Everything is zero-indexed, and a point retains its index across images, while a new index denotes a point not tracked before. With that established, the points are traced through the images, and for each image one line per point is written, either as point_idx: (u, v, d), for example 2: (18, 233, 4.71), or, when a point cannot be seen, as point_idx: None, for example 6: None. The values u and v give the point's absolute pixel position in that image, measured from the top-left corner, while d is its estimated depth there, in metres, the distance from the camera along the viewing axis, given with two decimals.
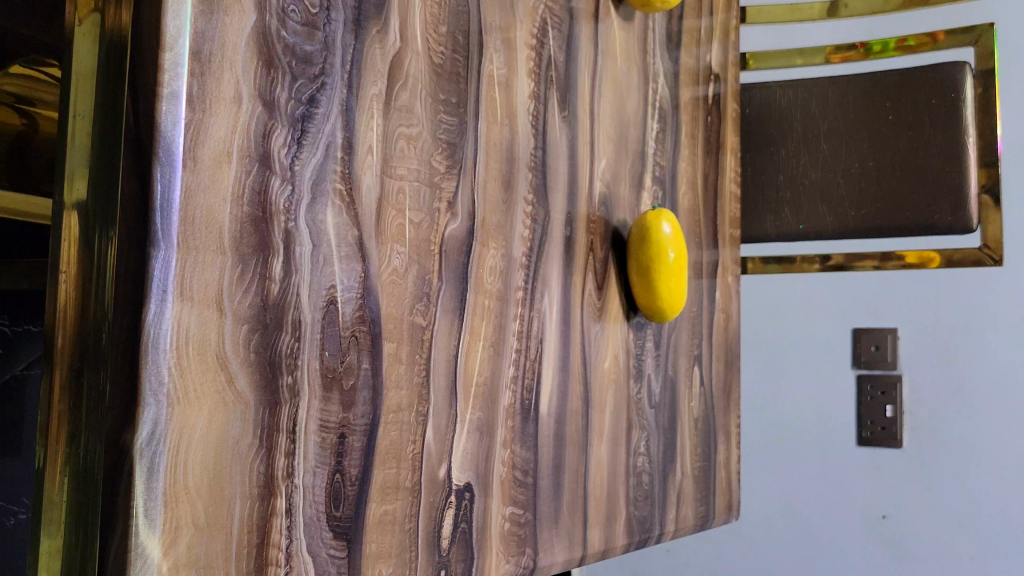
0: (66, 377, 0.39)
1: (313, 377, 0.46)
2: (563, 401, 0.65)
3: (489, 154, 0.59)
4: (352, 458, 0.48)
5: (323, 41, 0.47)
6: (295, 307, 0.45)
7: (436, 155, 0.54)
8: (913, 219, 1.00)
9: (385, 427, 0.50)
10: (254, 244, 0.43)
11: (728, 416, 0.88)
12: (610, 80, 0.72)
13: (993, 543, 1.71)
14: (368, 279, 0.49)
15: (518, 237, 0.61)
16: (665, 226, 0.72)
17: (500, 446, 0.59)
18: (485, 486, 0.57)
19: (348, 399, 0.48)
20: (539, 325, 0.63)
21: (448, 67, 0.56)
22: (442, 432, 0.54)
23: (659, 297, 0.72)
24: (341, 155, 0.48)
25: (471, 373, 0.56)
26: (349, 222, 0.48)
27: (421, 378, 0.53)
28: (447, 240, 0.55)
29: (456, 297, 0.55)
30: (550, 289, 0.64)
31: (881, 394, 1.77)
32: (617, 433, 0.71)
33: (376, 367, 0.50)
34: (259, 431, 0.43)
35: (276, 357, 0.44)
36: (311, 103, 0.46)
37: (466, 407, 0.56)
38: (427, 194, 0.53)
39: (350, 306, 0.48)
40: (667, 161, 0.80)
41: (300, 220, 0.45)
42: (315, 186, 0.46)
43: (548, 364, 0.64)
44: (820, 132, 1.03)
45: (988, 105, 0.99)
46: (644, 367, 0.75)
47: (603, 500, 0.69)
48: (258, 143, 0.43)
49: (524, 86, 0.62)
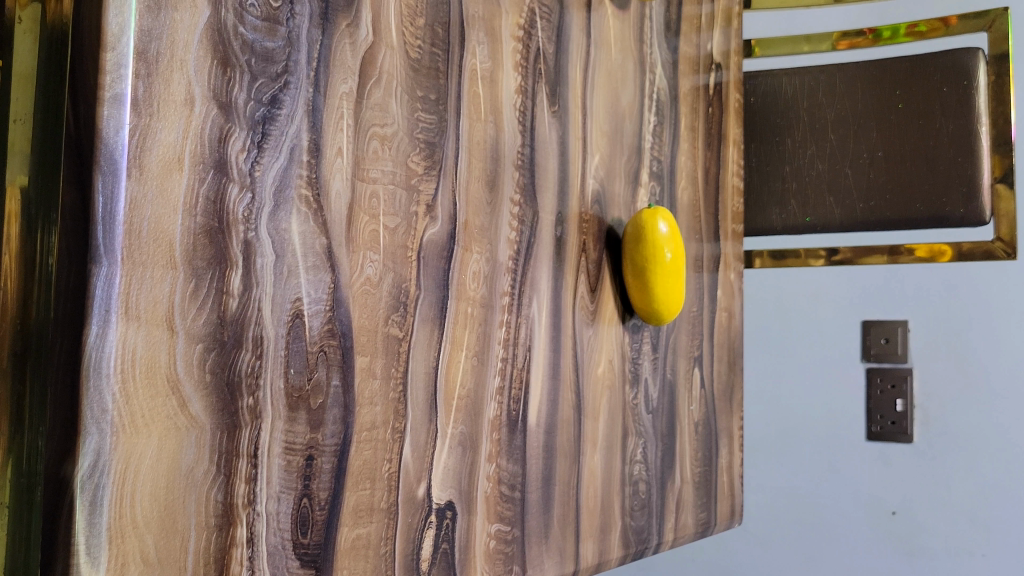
0: (11, 384, 0.37)
1: (277, 397, 0.43)
2: (553, 410, 0.62)
3: (472, 153, 0.55)
4: (321, 480, 0.45)
5: (286, 37, 0.44)
6: (255, 323, 0.42)
7: (414, 155, 0.51)
8: (923, 211, 0.97)
9: (358, 447, 0.47)
10: (209, 256, 0.40)
11: (731, 419, 0.85)
12: (604, 72, 0.69)
13: (1008, 541, 1.64)
14: (338, 291, 0.46)
15: (504, 239, 0.58)
16: (661, 225, 0.68)
17: (484, 460, 0.56)
18: (468, 503, 0.54)
19: (316, 418, 0.45)
20: (527, 331, 0.60)
21: (426, 62, 0.52)
22: (422, 450, 0.51)
23: (655, 299, 0.69)
24: (307, 158, 0.45)
25: (453, 385, 0.53)
26: (317, 230, 0.45)
27: (397, 393, 0.50)
28: (426, 245, 0.52)
29: (436, 305, 0.52)
30: (538, 293, 0.61)
31: (891, 388, 1.72)
32: (612, 441, 0.68)
33: (347, 383, 0.47)
34: (216, 457, 0.40)
35: (234, 378, 0.41)
36: (273, 103, 0.43)
37: (447, 422, 0.53)
38: (404, 197, 0.50)
39: (318, 319, 0.45)
40: (666, 154, 0.77)
41: (261, 230, 0.42)
42: (278, 192, 0.43)
43: (536, 372, 0.61)
44: (827, 122, 1.00)
45: (1002, 92, 0.96)
46: (641, 371, 0.72)
47: (597, 512, 0.66)
48: (213, 148, 0.40)
49: (510, 80, 0.59)
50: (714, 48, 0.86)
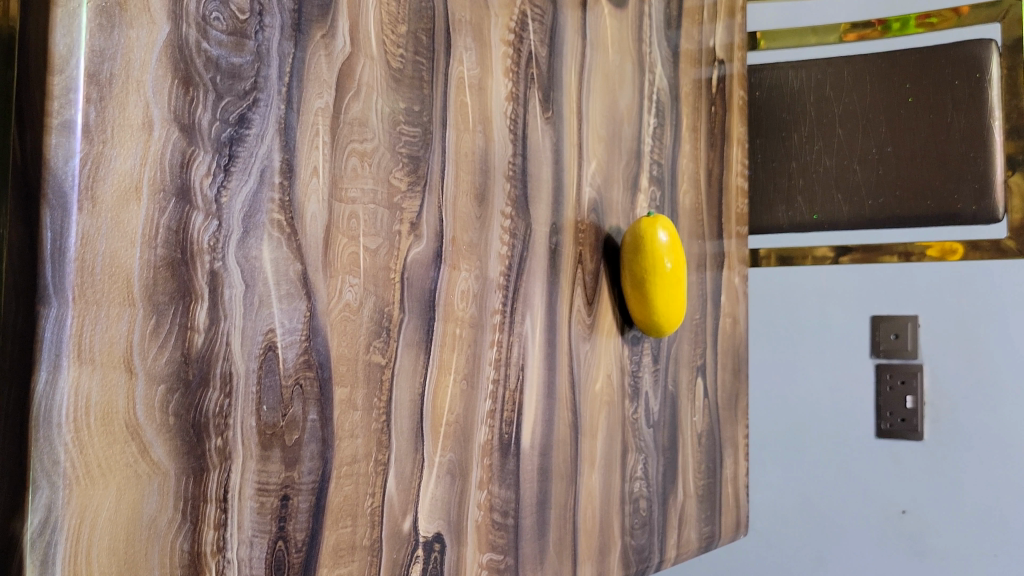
0: None
1: (248, 436, 0.41)
2: (548, 431, 0.59)
3: (459, 166, 0.53)
4: (297, 521, 0.43)
5: (254, 52, 0.41)
6: (224, 358, 0.40)
7: (396, 171, 0.48)
8: (934, 209, 0.94)
9: (338, 483, 0.45)
10: (172, 290, 0.38)
11: (736, 427, 0.83)
12: (600, 75, 0.66)
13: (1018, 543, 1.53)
14: (315, 319, 0.44)
15: (494, 254, 0.55)
16: (661, 234, 0.65)
17: (475, 488, 0.53)
18: (457, 534, 0.52)
19: (291, 455, 0.42)
20: (519, 350, 0.57)
21: (409, 72, 0.50)
22: (407, 481, 0.49)
23: (655, 312, 0.66)
24: (280, 180, 0.42)
25: (440, 412, 0.51)
26: (291, 255, 0.43)
27: (380, 424, 0.47)
28: (410, 266, 0.49)
29: (422, 328, 0.50)
30: (532, 309, 0.58)
31: (901, 384, 1.63)
32: (611, 459, 0.66)
33: (325, 417, 0.44)
34: (181, 503, 0.38)
35: (200, 419, 0.39)
36: (242, 122, 0.40)
37: (434, 450, 0.50)
38: (386, 216, 0.48)
39: (293, 351, 0.43)
40: (666, 156, 0.74)
41: (229, 259, 0.40)
42: (247, 218, 0.41)
43: (530, 393, 0.58)
44: (835, 117, 0.98)
45: (1016, 85, 0.93)
46: (641, 385, 0.70)
47: (595, 533, 0.64)
48: (174, 174, 0.38)
49: (500, 87, 0.56)
50: (716, 44, 0.83)
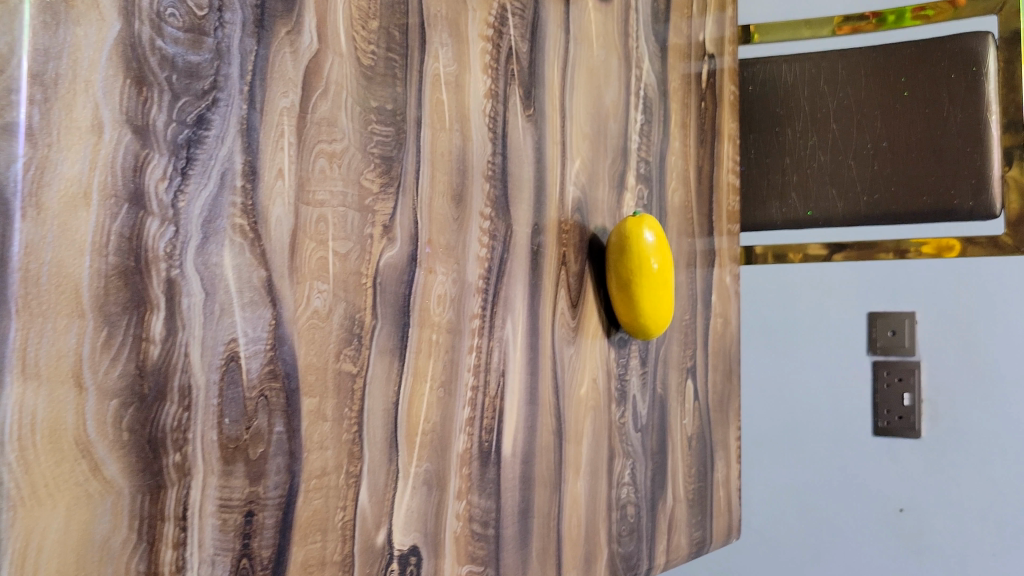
0: None
1: (208, 450, 0.39)
2: (530, 438, 0.58)
3: (435, 166, 0.51)
4: (263, 537, 0.41)
5: (213, 49, 0.39)
6: (182, 370, 0.38)
7: (368, 172, 0.47)
8: (930, 205, 0.97)
9: (306, 496, 0.43)
10: (124, 300, 0.36)
11: (727, 430, 0.82)
12: (584, 70, 0.64)
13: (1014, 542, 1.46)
14: (280, 327, 0.42)
15: (473, 257, 0.54)
16: (648, 234, 0.63)
17: (453, 498, 0.52)
18: (435, 546, 0.50)
19: (255, 470, 0.41)
20: (500, 355, 0.56)
21: (382, 69, 0.48)
22: (380, 493, 0.47)
23: (641, 314, 0.64)
24: (242, 183, 0.40)
25: (416, 420, 0.49)
26: (255, 262, 0.41)
27: (352, 434, 0.45)
28: (383, 270, 0.48)
29: (396, 335, 0.48)
30: (513, 312, 0.57)
31: (898, 381, 1.55)
32: (597, 465, 0.64)
33: (293, 429, 0.43)
34: (136, 522, 0.36)
35: (157, 434, 0.37)
36: (200, 123, 0.39)
37: (409, 460, 0.49)
38: (356, 219, 0.46)
39: (257, 361, 0.41)
40: (654, 153, 0.72)
41: (187, 266, 0.38)
42: (207, 224, 0.39)
43: (511, 400, 0.56)
44: (829, 111, 1.00)
45: (1015, 78, 0.94)
46: (628, 388, 0.68)
47: (581, 542, 0.62)
48: (127, 178, 0.36)
49: (478, 84, 0.54)
50: (706, 39, 0.81)
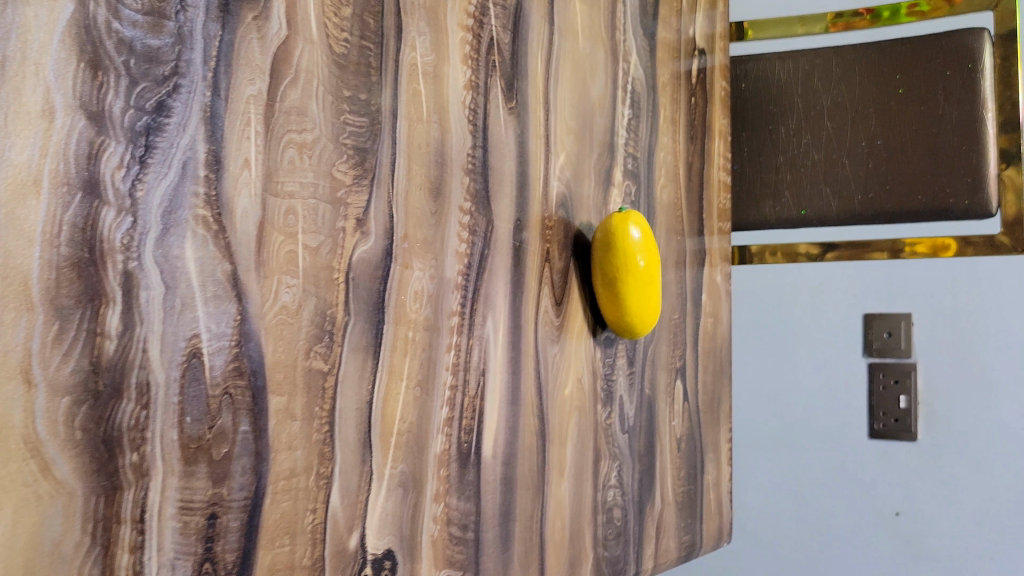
0: None
1: (168, 450, 0.37)
2: (512, 440, 0.56)
3: (411, 158, 0.50)
4: (227, 541, 0.39)
5: (174, 34, 0.38)
6: (140, 367, 0.36)
7: (340, 163, 0.45)
8: (925, 204, 0.97)
9: (274, 499, 0.42)
10: (76, 293, 0.34)
11: (717, 432, 0.80)
12: (569, 63, 0.63)
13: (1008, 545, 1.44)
14: (246, 323, 0.41)
15: (452, 253, 0.52)
16: (633, 230, 0.62)
17: (430, 501, 0.50)
18: (411, 550, 0.49)
19: (219, 471, 0.39)
20: (480, 354, 0.54)
21: (355, 58, 0.46)
22: (353, 496, 0.45)
23: (628, 313, 0.63)
24: (205, 173, 0.39)
25: (390, 420, 0.48)
26: (219, 255, 0.39)
27: (322, 434, 0.44)
28: (356, 265, 0.46)
29: (369, 332, 0.47)
30: (494, 310, 0.55)
31: (894, 384, 1.52)
32: (582, 467, 0.63)
33: (259, 429, 0.41)
34: (90, 525, 0.34)
35: (113, 433, 0.35)
36: (160, 110, 0.37)
37: (384, 461, 0.47)
38: (328, 212, 0.45)
39: (221, 357, 0.39)
40: (642, 148, 0.71)
41: (145, 258, 0.37)
42: (167, 215, 0.37)
43: (492, 400, 0.55)
44: (822, 109, 1.01)
45: (1010, 75, 0.96)
46: (615, 388, 0.67)
47: (565, 545, 0.61)
48: (80, 166, 0.34)
49: (458, 75, 0.53)
50: (697, 35, 0.80)
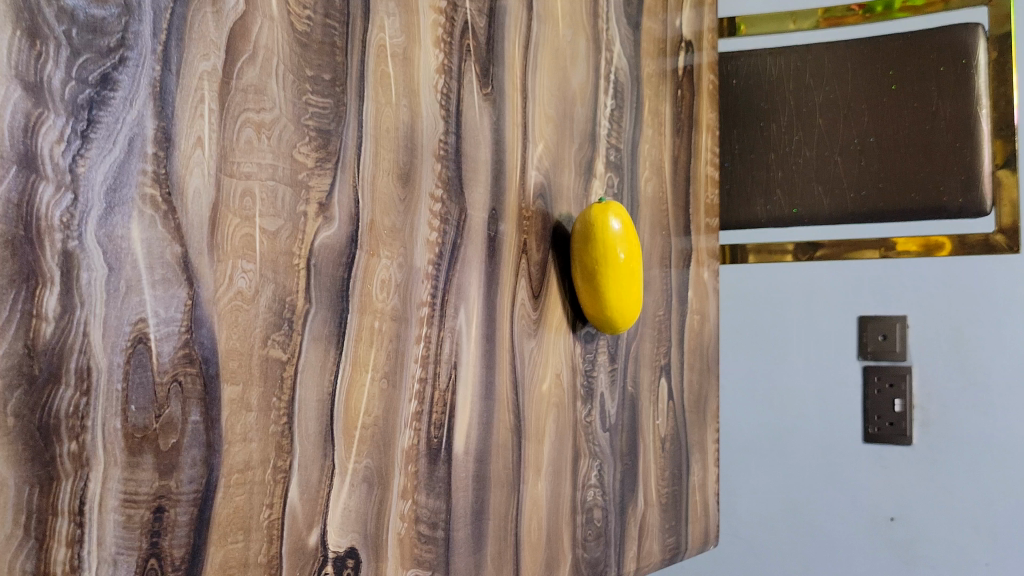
0: None
1: (110, 440, 0.35)
2: (485, 436, 0.55)
3: (379, 142, 0.48)
4: (175, 536, 0.38)
5: (121, 4, 0.36)
6: (81, 352, 0.34)
7: (302, 145, 0.44)
8: (920, 202, 0.96)
9: (226, 493, 0.40)
10: (11, 272, 0.32)
11: (704, 432, 0.78)
12: (549, 50, 0.61)
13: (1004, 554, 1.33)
14: (197, 308, 0.39)
15: (422, 241, 0.50)
16: (614, 222, 0.60)
17: (397, 497, 0.48)
18: (375, 548, 0.47)
19: (167, 462, 0.37)
20: (451, 346, 0.52)
21: (319, 37, 0.45)
22: (313, 491, 0.44)
23: (608, 306, 0.61)
24: (154, 150, 0.37)
25: (355, 413, 0.46)
26: (168, 236, 0.38)
27: (280, 426, 0.42)
28: (319, 251, 0.44)
29: (332, 321, 0.45)
30: (467, 301, 0.54)
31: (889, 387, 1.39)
32: (560, 465, 0.61)
33: (211, 419, 0.39)
34: (23, 517, 0.33)
35: (49, 420, 0.33)
36: (104, 83, 0.35)
37: (347, 456, 0.45)
38: (288, 195, 0.43)
39: (170, 344, 0.38)
40: (625, 140, 0.69)
41: (87, 238, 0.35)
42: (111, 193, 0.36)
43: (464, 394, 0.53)
44: (814, 105, 0.99)
45: (1004, 72, 0.95)
46: (595, 385, 0.65)
47: (541, 546, 0.59)
48: (16, 138, 0.33)
49: (429, 58, 0.51)
50: (685, 31, 0.79)
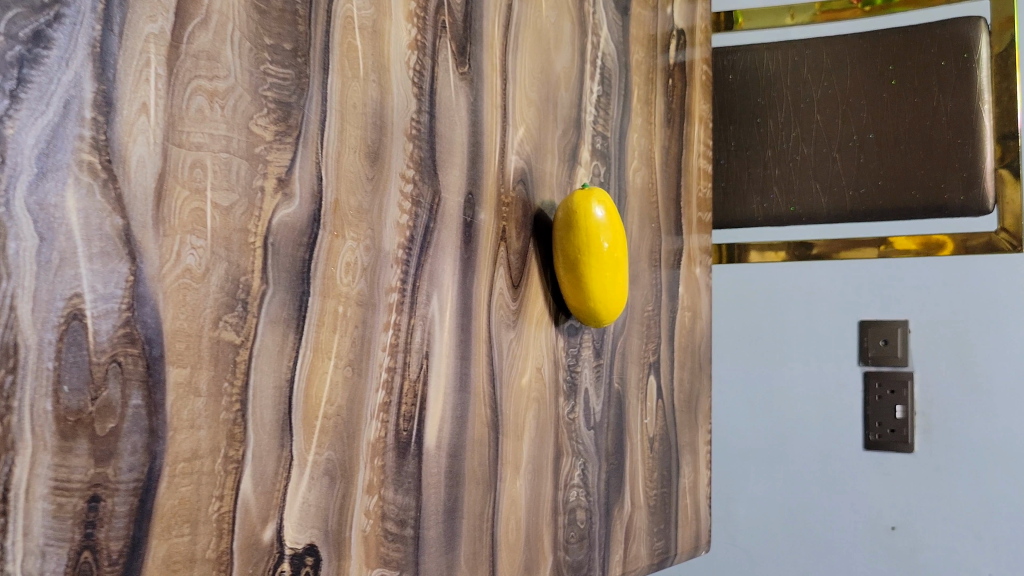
0: None
1: (39, 423, 0.33)
2: (460, 431, 0.52)
3: (344, 119, 0.45)
4: (112, 528, 0.35)
5: None
6: (7, 328, 0.32)
7: (260, 117, 0.41)
8: (920, 198, 0.93)
9: (171, 483, 0.37)
10: None
11: (695, 433, 0.76)
12: (531, 31, 0.59)
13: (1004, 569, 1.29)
14: (139, 284, 0.36)
15: (391, 223, 0.48)
16: (597, 209, 0.58)
17: (362, 493, 0.46)
18: (337, 545, 0.44)
19: (103, 448, 0.35)
20: (423, 335, 0.50)
21: (279, 4, 0.42)
22: (269, 483, 0.41)
23: (591, 298, 0.59)
24: (92, 115, 0.35)
25: (316, 402, 0.43)
26: (107, 207, 0.35)
27: (232, 414, 0.40)
28: (277, 229, 0.42)
29: (290, 305, 0.42)
30: (440, 288, 0.51)
31: (890, 393, 1.35)
32: (541, 463, 0.58)
33: (154, 404, 0.37)
34: None
35: None
36: (37, 40, 0.33)
37: (307, 447, 0.43)
38: (244, 168, 0.41)
39: (108, 322, 0.35)
40: (612, 129, 0.67)
41: (15, 205, 0.32)
42: (43, 157, 0.33)
43: (436, 386, 0.51)
44: (812, 101, 0.97)
45: (1006, 66, 0.92)
46: (579, 381, 0.62)
47: (520, 547, 0.56)
48: None
49: (400, 33, 0.49)
50: (677, 24, 0.76)
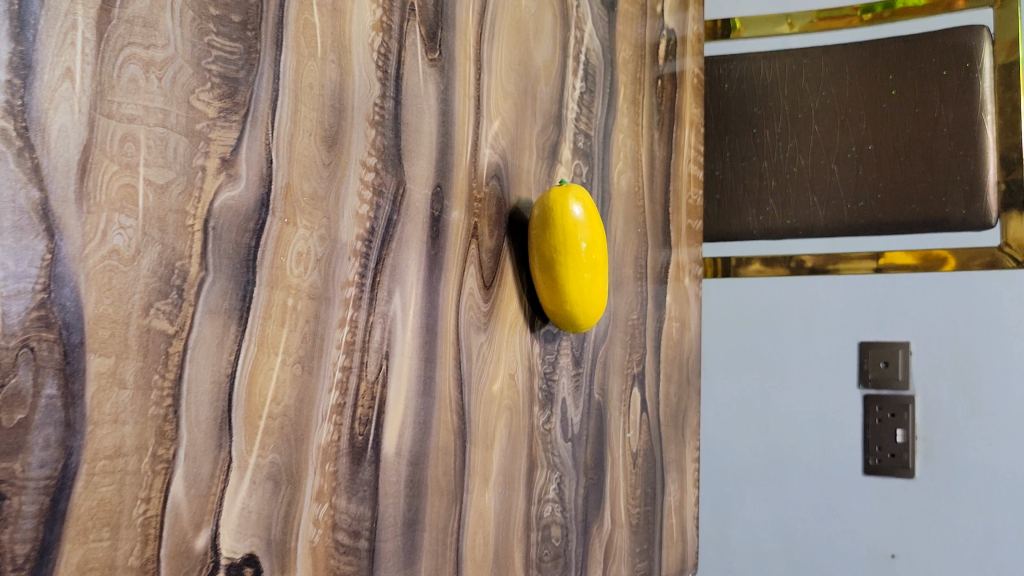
0: None
1: None
2: (422, 437, 0.49)
3: (299, 100, 0.43)
4: (18, 530, 0.32)
5: None
6: None
7: (203, 91, 0.38)
8: (920, 213, 0.90)
9: (89, 482, 0.34)
10: None
11: (682, 449, 0.73)
12: (510, 21, 0.56)
13: None
14: (58, 263, 0.33)
15: (349, 213, 0.45)
16: (575, 207, 0.55)
17: (310, 500, 0.43)
18: (282, 556, 0.41)
19: (11, 442, 0.31)
20: (383, 333, 0.47)
21: None
22: (203, 487, 0.38)
23: (568, 302, 0.56)
24: (7, 76, 0.31)
25: (259, 401, 0.40)
26: (22, 177, 0.32)
27: (163, 409, 0.37)
28: (220, 213, 0.39)
29: (232, 295, 0.39)
30: (404, 285, 0.48)
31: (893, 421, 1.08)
32: (512, 476, 0.55)
33: (72, 395, 0.33)
34: None
35: None
36: None
37: (248, 450, 0.40)
38: (183, 145, 0.38)
39: (20, 303, 0.32)
40: (595, 127, 0.64)
41: None
42: None
43: (397, 389, 0.47)
44: (810, 112, 0.95)
45: (1010, 76, 0.88)
46: (556, 390, 0.59)
47: (487, 563, 0.53)
48: None
49: (363, 11, 0.46)
50: (668, 28, 0.74)
